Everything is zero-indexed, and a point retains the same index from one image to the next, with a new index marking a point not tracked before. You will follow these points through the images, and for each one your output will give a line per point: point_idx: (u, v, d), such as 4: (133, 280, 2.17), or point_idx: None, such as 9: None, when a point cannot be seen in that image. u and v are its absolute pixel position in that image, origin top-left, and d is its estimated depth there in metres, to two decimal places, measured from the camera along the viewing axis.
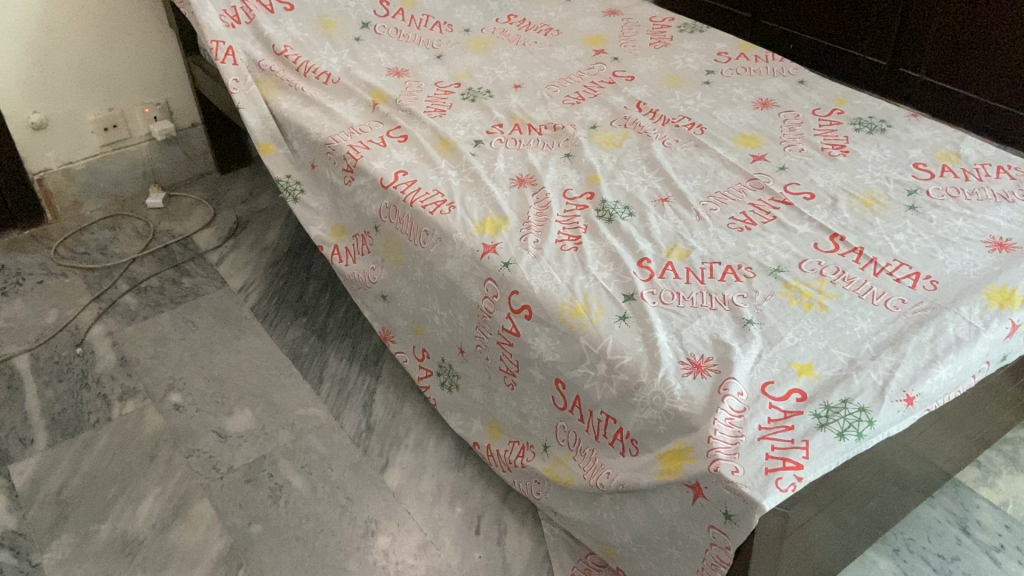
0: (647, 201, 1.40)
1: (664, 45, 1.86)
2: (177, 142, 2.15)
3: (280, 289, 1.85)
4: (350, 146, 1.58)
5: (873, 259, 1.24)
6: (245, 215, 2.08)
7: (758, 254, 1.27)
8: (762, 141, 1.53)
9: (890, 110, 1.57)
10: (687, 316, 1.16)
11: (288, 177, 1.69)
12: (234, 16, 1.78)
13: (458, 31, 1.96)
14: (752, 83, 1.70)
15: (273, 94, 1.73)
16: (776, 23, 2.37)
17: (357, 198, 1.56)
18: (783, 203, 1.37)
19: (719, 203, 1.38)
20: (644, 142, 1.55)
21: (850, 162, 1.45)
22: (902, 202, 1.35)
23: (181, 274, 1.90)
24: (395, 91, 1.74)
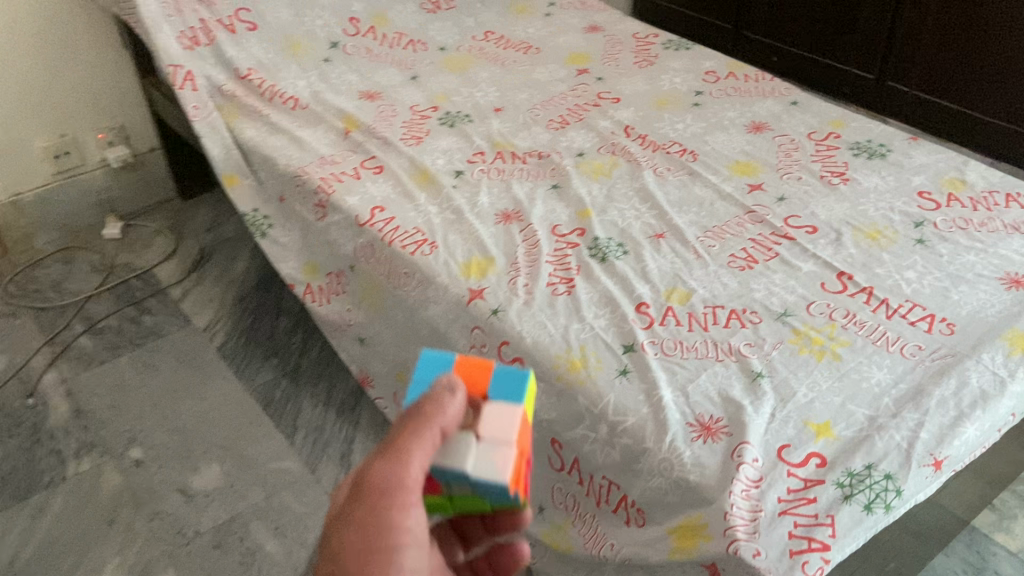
0: (641, 237, 1.32)
1: (649, 63, 1.78)
2: (134, 168, 2.02)
3: (248, 328, 1.74)
4: (321, 179, 1.48)
5: (884, 300, 1.17)
6: (210, 245, 1.97)
7: (763, 296, 1.19)
8: (758, 168, 1.45)
9: (889, 133, 1.50)
10: (692, 370, 1.07)
11: (255, 211, 1.58)
12: (193, 38, 1.66)
13: (433, 50, 1.86)
14: (743, 104, 1.62)
15: (236, 121, 1.62)
16: (756, 35, 2.30)
17: (330, 235, 1.46)
18: (785, 237, 1.29)
19: (718, 238, 1.30)
20: (635, 170, 1.47)
21: (852, 191, 1.37)
22: (910, 236, 1.28)
23: (142, 313, 1.78)
24: (368, 117, 1.64)
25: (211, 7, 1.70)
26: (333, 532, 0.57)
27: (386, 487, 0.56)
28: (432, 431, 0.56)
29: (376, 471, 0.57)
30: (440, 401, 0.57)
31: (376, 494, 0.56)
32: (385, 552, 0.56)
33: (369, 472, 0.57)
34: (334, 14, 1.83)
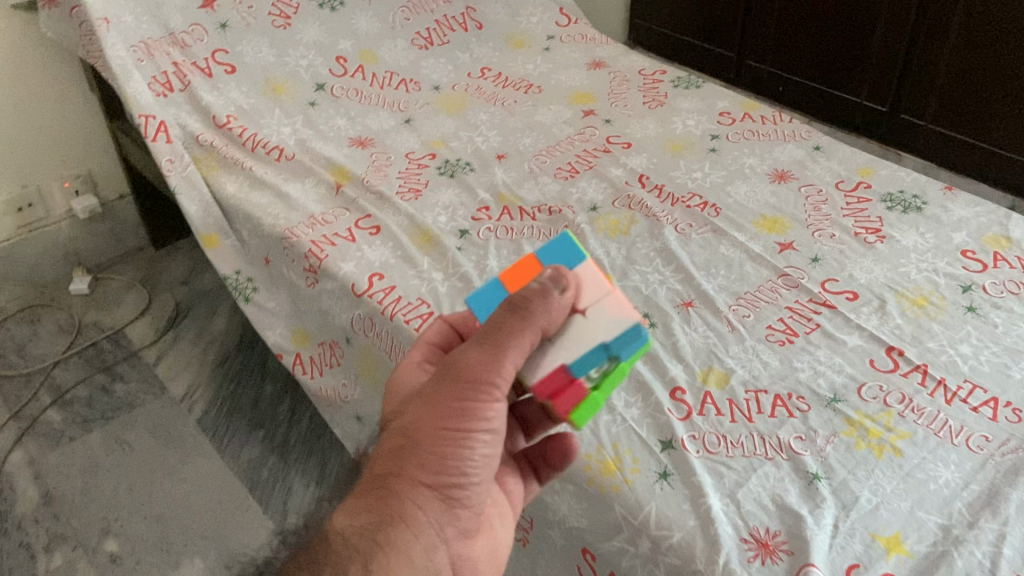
0: (668, 306, 1.21)
1: (659, 103, 1.68)
2: (103, 218, 1.89)
3: (231, 396, 1.62)
4: (312, 242, 1.35)
5: (941, 381, 1.06)
6: (186, 299, 1.85)
7: (808, 377, 1.08)
8: (786, 224, 1.35)
9: (922, 182, 1.41)
10: (740, 471, 0.96)
11: (237, 273, 1.46)
12: (166, 83, 1.55)
13: (427, 89, 1.74)
14: (763, 149, 1.52)
15: (215, 174, 1.50)
16: (762, 64, 2.23)
17: (323, 303, 1.33)
18: (826, 306, 1.18)
19: (752, 307, 1.19)
20: (654, 227, 1.36)
21: (890, 250, 1.27)
22: (959, 303, 1.18)
23: (113, 380, 1.66)
24: (360, 167, 1.52)
25: (185, 49, 1.59)
26: (417, 405, 0.67)
27: (474, 373, 0.66)
28: (532, 328, 0.67)
29: (471, 357, 0.66)
30: (542, 300, 0.67)
31: (462, 377, 0.66)
32: (462, 429, 0.65)
33: (461, 359, 0.67)
34: (319, 53, 1.70)
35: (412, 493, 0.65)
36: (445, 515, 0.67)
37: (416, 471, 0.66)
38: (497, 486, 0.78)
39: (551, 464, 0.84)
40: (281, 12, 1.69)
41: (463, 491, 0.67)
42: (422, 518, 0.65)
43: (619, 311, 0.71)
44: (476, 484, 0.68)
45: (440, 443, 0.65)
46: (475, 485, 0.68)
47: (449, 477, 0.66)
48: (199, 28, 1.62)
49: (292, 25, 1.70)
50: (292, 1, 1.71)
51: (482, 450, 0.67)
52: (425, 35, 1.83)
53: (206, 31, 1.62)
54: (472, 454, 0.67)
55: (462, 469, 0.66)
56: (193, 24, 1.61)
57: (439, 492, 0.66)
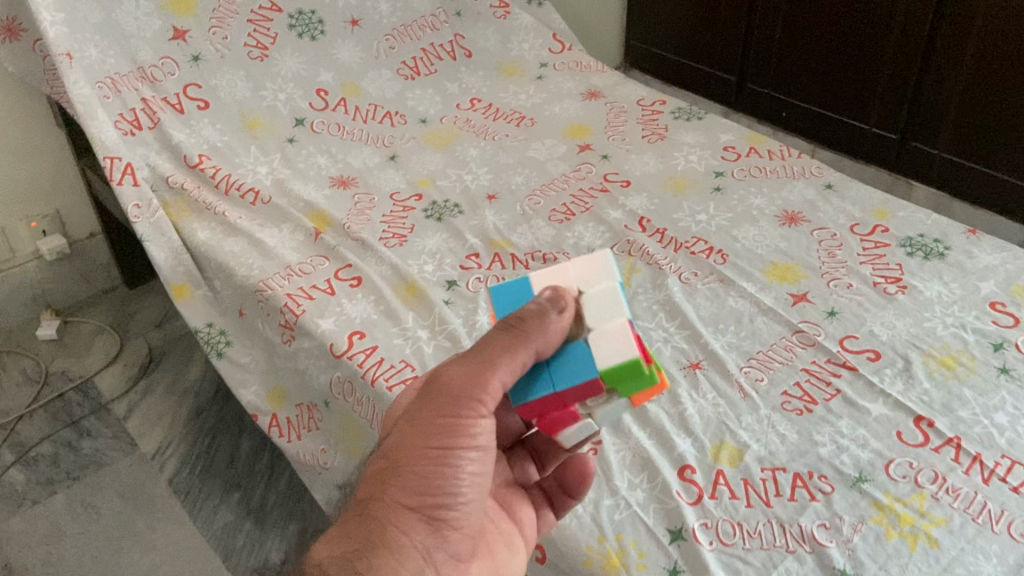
0: (674, 369, 1.11)
1: (659, 136, 1.59)
2: (72, 258, 1.79)
3: (205, 453, 1.51)
4: (287, 295, 1.25)
5: (977, 456, 0.96)
6: (160, 344, 1.75)
7: (830, 452, 0.98)
8: (799, 272, 1.25)
9: (943, 224, 1.31)
10: (758, 567, 0.86)
11: (209, 326, 1.35)
12: (134, 121, 1.44)
13: (413, 122, 1.65)
14: (771, 188, 1.43)
15: (185, 219, 1.40)
16: (765, 89, 2.13)
17: (300, 362, 1.23)
18: (846, 368, 1.09)
19: (765, 369, 1.10)
20: (657, 276, 1.27)
21: (913, 302, 1.18)
22: (991, 363, 1.08)
23: (80, 436, 1.55)
24: (341, 211, 1.42)
25: (154, 84, 1.49)
26: (403, 425, 0.66)
27: (458, 390, 0.65)
28: (525, 347, 0.63)
29: (456, 375, 0.65)
30: (540, 321, 0.62)
31: (449, 395, 0.65)
32: (447, 447, 0.64)
33: (444, 378, 0.66)
34: (298, 85, 1.61)
35: (395, 512, 0.63)
36: (431, 536, 0.64)
37: (399, 490, 0.64)
38: (507, 518, 0.78)
39: (567, 490, 0.82)
40: (258, 43, 1.60)
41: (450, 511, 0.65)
42: (404, 541, 0.62)
43: (585, 261, 0.69)
44: (465, 505, 0.66)
45: (423, 460, 0.64)
46: (464, 505, 0.66)
47: (432, 496, 0.64)
48: (169, 61, 1.52)
49: (268, 57, 1.61)
50: (269, 31, 1.62)
51: (471, 469, 0.65)
52: (411, 65, 1.74)
53: (176, 65, 1.52)
54: (459, 472, 0.64)
55: (449, 488, 0.64)
56: (163, 57, 1.51)
57: (423, 514, 0.64)
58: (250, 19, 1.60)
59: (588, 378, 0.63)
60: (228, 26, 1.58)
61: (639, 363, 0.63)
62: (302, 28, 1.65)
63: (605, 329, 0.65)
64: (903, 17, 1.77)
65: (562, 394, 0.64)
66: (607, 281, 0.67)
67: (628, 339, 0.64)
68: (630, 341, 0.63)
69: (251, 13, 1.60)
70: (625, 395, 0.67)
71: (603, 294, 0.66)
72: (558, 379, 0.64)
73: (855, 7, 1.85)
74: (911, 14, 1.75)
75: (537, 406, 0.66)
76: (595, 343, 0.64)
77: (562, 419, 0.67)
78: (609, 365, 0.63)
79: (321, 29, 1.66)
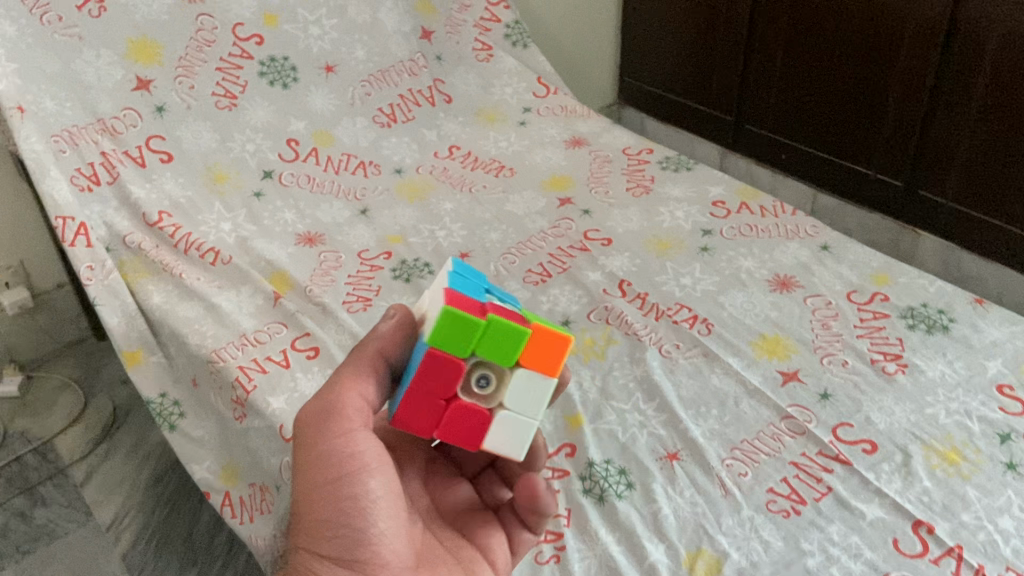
0: (649, 460, 1.01)
1: (644, 189, 1.53)
2: (38, 310, 1.73)
3: (163, 525, 1.43)
4: (240, 367, 1.16)
5: (982, 570, 0.86)
6: (125, 403, 1.67)
7: (818, 564, 0.88)
8: (790, 347, 1.16)
9: (947, 293, 1.22)
10: None
11: (163, 396, 1.23)
12: (92, 176, 1.36)
13: (388, 172, 1.61)
14: (761, 249, 1.34)
15: (141, 282, 1.31)
16: (762, 129, 2.01)
17: (250, 441, 1.13)
18: (839, 462, 0.99)
19: (750, 462, 1.00)
20: (636, 349, 1.18)
21: (913, 384, 1.08)
22: (998, 458, 0.98)
23: (34, 504, 1.47)
24: (304, 271, 1.34)
25: (115, 136, 1.42)
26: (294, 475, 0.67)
27: (321, 418, 0.66)
28: (363, 362, 0.67)
29: (315, 407, 0.67)
30: (372, 336, 0.68)
31: (320, 425, 0.66)
32: (339, 477, 0.64)
33: (313, 413, 0.67)
34: (268, 136, 1.56)
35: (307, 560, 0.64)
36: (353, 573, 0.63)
37: (308, 543, 0.64)
38: (468, 545, 0.75)
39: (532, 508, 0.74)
40: (227, 91, 1.54)
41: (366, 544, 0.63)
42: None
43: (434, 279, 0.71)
44: (383, 535, 0.64)
45: (316, 499, 0.64)
46: (379, 535, 0.64)
47: (340, 535, 0.63)
48: (132, 112, 1.44)
49: (238, 105, 1.55)
50: (239, 79, 1.56)
51: (373, 492, 0.65)
52: (388, 112, 1.70)
53: (140, 116, 1.45)
54: (360, 498, 0.64)
55: (354, 521, 0.63)
56: (126, 108, 1.44)
57: (339, 558, 0.63)
58: (219, 67, 1.54)
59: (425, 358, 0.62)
60: (195, 74, 1.51)
61: (451, 313, 0.60)
62: (273, 75, 1.59)
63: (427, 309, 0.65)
64: (906, 54, 1.61)
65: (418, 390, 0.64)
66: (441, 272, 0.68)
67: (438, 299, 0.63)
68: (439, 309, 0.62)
69: (219, 61, 1.54)
70: (499, 358, 0.63)
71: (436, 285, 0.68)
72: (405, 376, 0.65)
73: (856, 42, 1.70)
74: (914, 51, 1.59)
75: (421, 410, 0.65)
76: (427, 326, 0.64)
77: (453, 415, 0.64)
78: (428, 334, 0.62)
79: (293, 76, 1.61)
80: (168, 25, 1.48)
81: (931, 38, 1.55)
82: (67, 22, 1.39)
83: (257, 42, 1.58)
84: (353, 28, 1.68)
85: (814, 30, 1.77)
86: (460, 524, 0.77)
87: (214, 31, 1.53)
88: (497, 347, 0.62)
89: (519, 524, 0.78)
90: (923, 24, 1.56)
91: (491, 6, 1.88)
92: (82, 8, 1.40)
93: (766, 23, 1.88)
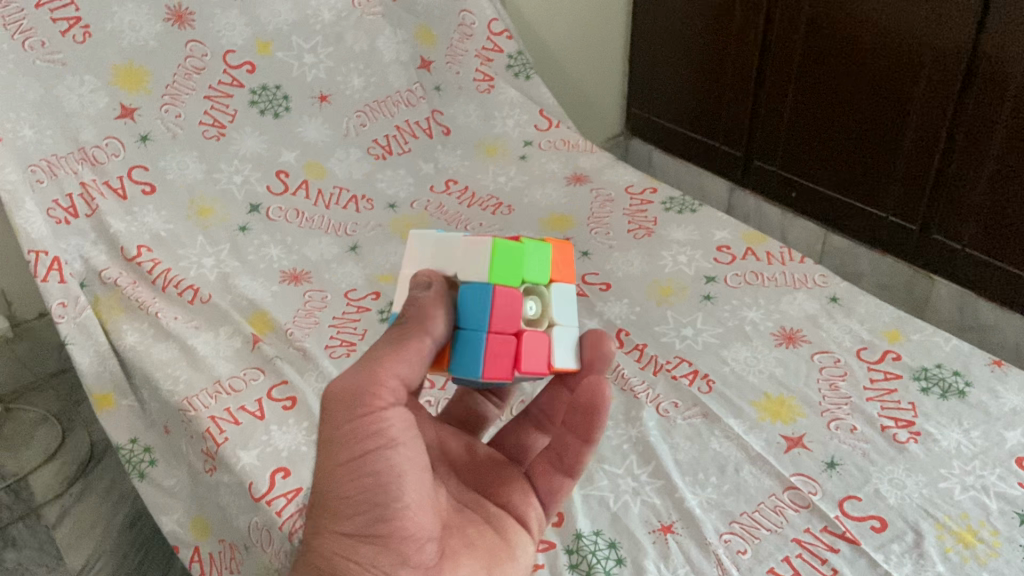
0: (640, 533, 0.94)
1: (647, 232, 1.47)
2: (18, 340, 1.68)
3: (135, 572, 1.36)
4: (211, 418, 1.09)
5: None
6: (103, 439, 1.61)
7: None
8: (795, 409, 1.08)
9: (963, 353, 1.15)
10: None
11: (133, 442, 1.17)
12: (69, 208, 1.31)
13: (381, 207, 1.58)
14: (767, 300, 1.28)
15: (115, 320, 1.25)
16: (772, 166, 1.95)
17: (221, 497, 1.06)
18: (845, 540, 0.91)
19: (749, 538, 0.92)
20: (632, 406, 1.11)
21: (928, 454, 1.00)
22: (1018, 541, 0.90)
23: (3, 546, 1.41)
24: (286, 312, 1.29)
25: (96, 166, 1.37)
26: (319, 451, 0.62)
27: (348, 396, 0.61)
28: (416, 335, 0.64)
29: (342, 385, 0.62)
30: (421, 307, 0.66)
31: (343, 403, 0.61)
32: (363, 452, 0.59)
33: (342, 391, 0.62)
34: (257, 167, 1.52)
35: (334, 544, 0.59)
36: (382, 554, 0.59)
37: (332, 519, 0.60)
38: (494, 505, 0.72)
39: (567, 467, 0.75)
40: (215, 121, 1.50)
41: (389, 520, 0.59)
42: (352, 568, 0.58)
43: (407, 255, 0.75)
44: (409, 507, 0.60)
45: (339, 478, 0.59)
46: (404, 510, 0.59)
47: (365, 514, 0.59)
48: (114, 141, 1.39)
49: (226, 134, 1.51)
50: (228, 107, 1.51)
51: (398, 465, 0.60)
52: (383, 143, 1.66)
53: (123, 145, 1.40)
54: (386, 474, 0.59)
55: (373, 499, 0.59)
56: (108, 137, 1.39)
57: (363, 535, 0.59)
58: (207, 95, 1.49)
59: (490, 293, 0.67)
60: (183, 102, 1.46)
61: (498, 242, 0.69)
62: (264, 104, 1.55)
63: (458, 263, 0.70)
64: (922, 95, 1.54)
65: (497, 329, 0.67)
66: (431, 243, 0.74)
67: (476, 242, 0.70)
68: (477, 245, 0.70)
69: (209, 89, 1.49)
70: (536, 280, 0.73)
71: (433, 253, 0.73)
72: (472, 328, 0.67)
73: (870, 81, 1.62)
74: (930, 93, 1.52)
75: (493, 352, 0.67)
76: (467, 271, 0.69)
77: (524, 344, 0.69)
78: (485, 266, 0.68)
79: (285, 105, 1.57)
80: (156, 51, 1.43)
81: (948, 80, 1.48)
82: (50, 47, 1.33)
83: (248, 70, 1.53)
84: (350, 57, 1.64)
85: (826, 67, 1.70)
86: (486, 483, 0.74)
87: (203, 58, 1.48)
88: (533, 267, 0.72)
89: (555, 476, 0.76)
90: (940, 64, 1.49)
91: (493, 35, 1.82)
92: (67, 34, 1.35)
93: (777, 56, 1.82)
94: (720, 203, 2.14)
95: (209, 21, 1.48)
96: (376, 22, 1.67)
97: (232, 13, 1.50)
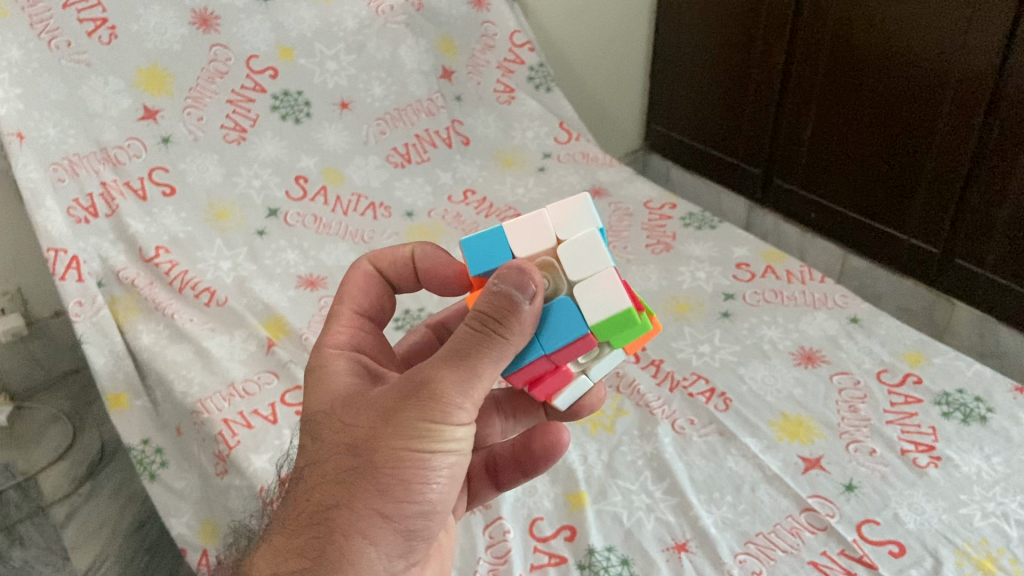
0: (654, 550, 0.92)
1: (665, 247, 1.47)
2: (33, 338, 1.68)
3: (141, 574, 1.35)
4: (224, 420, 1.09)
5: None
6: (114, 439, 1.60)
7: None
8: (813, 430, 1.07)
9: (985, 378, 1.13)
10: None
11: (144, 443, 1.15)
12: (89, 208, 1.32)
13: (399, 215, 1.57)
14: (785, 318, 1.27)
15: (131, 321, 1.26)
16: (791, 185, 1.94)
17: (230, 501, 1.05)
18: (863, 564, 0.89)
19: (765, 559, 0.91)
20: (647, 422, 1.10)
21: (948, 480, 0.98)
22: None
23: (11, 544, 1.40)
24: (301, 318, 1.29)
25: (118, 166, 1.38)
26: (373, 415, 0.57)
27: (442, 392, 0.55)
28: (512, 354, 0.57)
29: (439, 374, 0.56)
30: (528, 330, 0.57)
31: (429, 396, 0.55)
32: (431, 451, 0.56)
33: (430, 374, 0.56)
34: (276, 172, 1.53)
35: (361, 523, 0.55)
36: (401, 548, 0.57)
37: (371, 498, 0.55)
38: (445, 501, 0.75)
39: (495, 484, 0.79)
40: (236, 124, 1.50)
41: (427, 516, 0.58)
42: (371, 555, 0.55)
43: (566, 203, 0.63)
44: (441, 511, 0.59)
45: (399, 460, 0.55)
46: (438, 513, 0.59)
47: (409, 507, 0.56)
48: (136, 142, 1.40)
49: (246, 139, 1.51)
50: (250, 112, 1.52)
51: (449, 473, 0.58)
52: (403, 151, 1.67)
53: (144, 147, 1.41)
54: (440, 478, 0.57)
55: (422, 495, 0.56)
56: (130, 138, 1.39)
57: (396, 525, 0.56)
58: (230, 99, 1.49)
59: (578, 336, 0.59)
60: (205, 106, 1.47)
61: (630, 315, 0.58)
62: (286, 109, 1.55)
63: (593, 280, 0.59)
64: (946, 119, 1.53)
65: (552, 358, 0.60)
66: (588, 226, 0.62)
67: (619, 287, 0.59)
68: (614, 295, 0.59)
69: (231, 93, 1.49)
70: (619, 348, 0.63)
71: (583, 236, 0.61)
72: (539, 343, 0.60)
73: (893, 104, 1.61)
74: (955, 117, 1.51)
75: (527, 369, 0.61)
76: (581, 297, 0.59)
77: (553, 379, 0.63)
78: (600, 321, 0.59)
79: (306, 111, 1.57)
80: (180, 55, 1.44)
81: (973, 104, 1.48)
82: (77, 48, 1.34)
83: (270, 75, 1.53)
84: (372, 65, 1.64)
85: (850, 88, 1.69)
86: None
87: (227, 62, 1.48)
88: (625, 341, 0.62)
89: (483, 486, 0.80)
90: (965, 88, 1.48)
91: (515, 47, 1.82)
92: (93, 35, 1.35)
93: (800, 76, 1.81)
94: (738, 221, 2.13)
95: (234, 25, 1.49)
96: (399, 31, 1.67)
97: (256, 19, 1.51)
